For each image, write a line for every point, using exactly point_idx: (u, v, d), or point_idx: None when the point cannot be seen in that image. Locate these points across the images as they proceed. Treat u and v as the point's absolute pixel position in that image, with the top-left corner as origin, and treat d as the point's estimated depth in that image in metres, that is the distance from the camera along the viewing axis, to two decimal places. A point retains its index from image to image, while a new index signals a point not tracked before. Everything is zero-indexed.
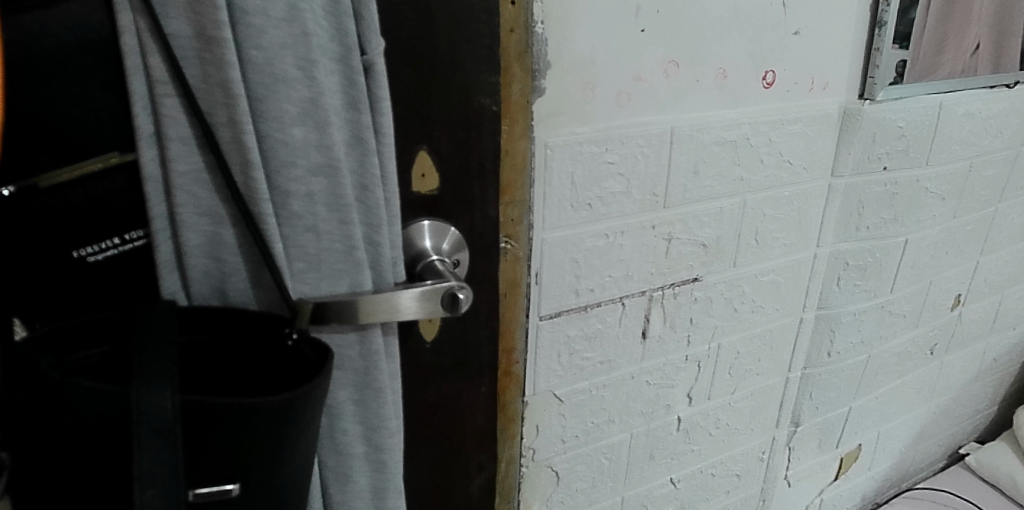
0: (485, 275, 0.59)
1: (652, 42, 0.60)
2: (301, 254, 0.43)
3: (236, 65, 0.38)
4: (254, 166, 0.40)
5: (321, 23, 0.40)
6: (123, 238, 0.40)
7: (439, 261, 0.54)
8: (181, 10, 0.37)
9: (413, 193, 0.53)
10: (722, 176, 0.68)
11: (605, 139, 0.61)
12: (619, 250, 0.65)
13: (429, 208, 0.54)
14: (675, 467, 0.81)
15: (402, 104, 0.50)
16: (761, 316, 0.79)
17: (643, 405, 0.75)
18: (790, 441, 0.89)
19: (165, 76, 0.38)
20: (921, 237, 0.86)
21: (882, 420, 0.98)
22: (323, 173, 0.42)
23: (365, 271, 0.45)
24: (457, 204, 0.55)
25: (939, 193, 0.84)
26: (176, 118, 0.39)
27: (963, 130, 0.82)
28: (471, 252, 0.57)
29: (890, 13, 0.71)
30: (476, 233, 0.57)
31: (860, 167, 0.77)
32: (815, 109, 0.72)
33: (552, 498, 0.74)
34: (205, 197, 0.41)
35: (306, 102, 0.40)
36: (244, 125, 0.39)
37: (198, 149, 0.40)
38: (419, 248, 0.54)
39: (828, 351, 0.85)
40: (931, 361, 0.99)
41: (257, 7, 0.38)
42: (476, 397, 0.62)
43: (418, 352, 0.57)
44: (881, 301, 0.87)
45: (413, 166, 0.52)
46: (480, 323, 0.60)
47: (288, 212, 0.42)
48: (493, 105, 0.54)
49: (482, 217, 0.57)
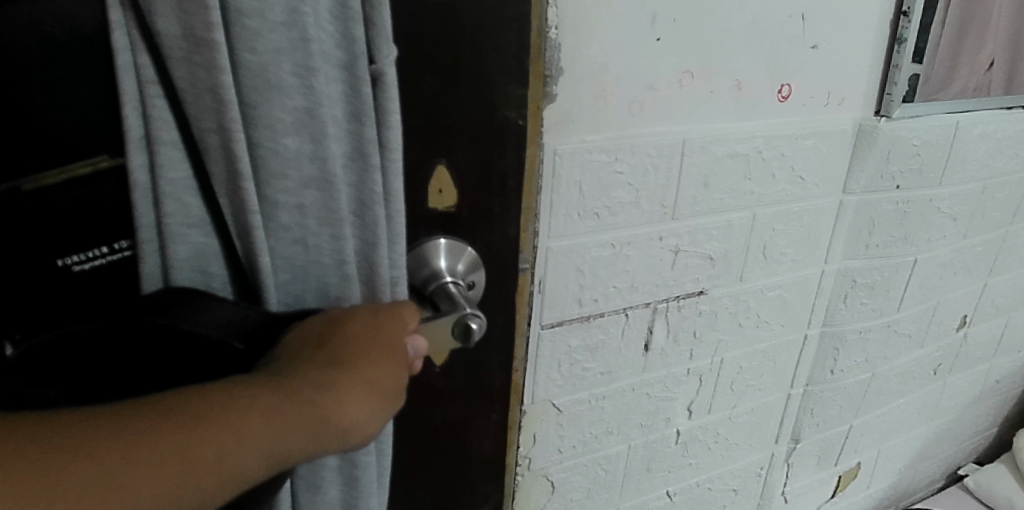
0: (502, 299, 0.58)
1: (668, 51, 0.59)
2: (287, 264, 0.43)
3: (227, 70, 0.37)
4: (243, 176, 0.39)
5: (324, 27, 0.39)
6: (111, 247, 0.39)
7: (453, 284, 0.53)
8: (171, 8, 0.36)
9: (430, 209, 0.52)
10: (732, 190, 0.67)
11: (616, 147, 0.59)
12: (625, 261, 0.64)
13: (446, 225, 0.53)
14: (672, 481, 0.80)
15: (422, 117, 0.49)
16: (765, 332, 0.78)
17: (642, 417, 0.74)
18: (788, 458, 0.88)
19: (156, 78, 0.37)
20: (930, 257, 0.84)
21: (882, 439, 0.97)
22: (315, 185, 0.41)
23: (354, 286, 0.45)
24: (475, 221, 0.54)
25: (951, 213, 0.83)
26: (166, 122, 0.38)
27: (978, 151, 0.81)
28: (486, 271, 0.56)
29: (911, 29, 0.69)
30: (494, 252, 0.56)
31: (872, 185, 0.76)
32: (830, 124, 0.71)
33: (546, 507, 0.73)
34: (193, 207, 0.41)
35: (301, 111, 0.39)
36: (234, 133, 0.38)
37: (187, 156, 0.40)
38: (435, 267, 0.53)
39: (831, 368, 0.84)
40: (934, 381, 0.98)
41: (253, 9, 0.36)
42: (485, 423, 0.62)
43: (428, 374, 0.57)
44: (886, 320, 0.85)
45: (431, 182, 0.51)
46: (494, 348, 0.59)
47: (277, 223, 0.41)
48: (520, 118, 0.52)
49: (502, 237, 0.56)
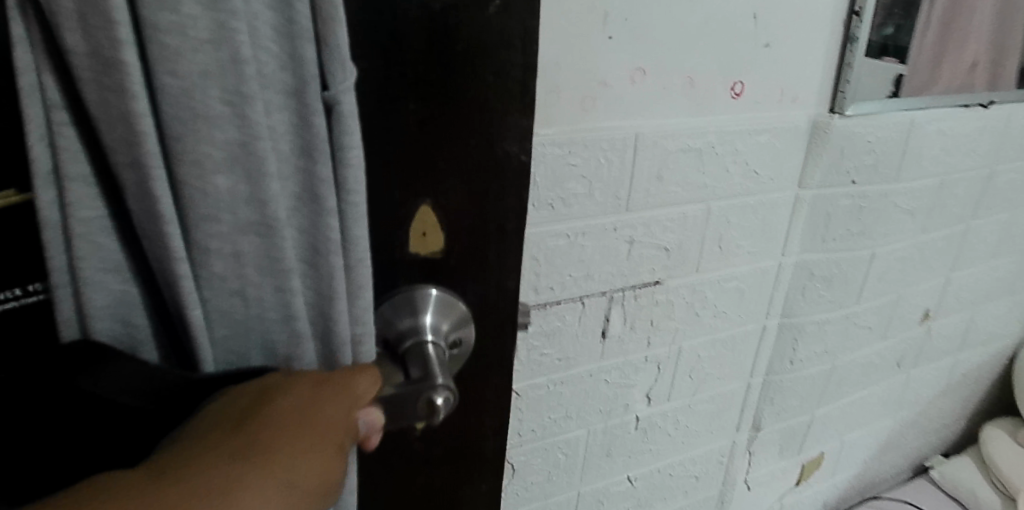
0: (493, 356, 0.51)
1: (619, 48, 0.61)
2: (225, 319, 0.38)
3: (140, 96, 0.32)
4: (164, 220, 0.34)
5: (266, 41, 0.35)
6: (23, 289, 0.37)
7: (434, 343, 0.45)
8: (73, 19, 0.31)
9: (411, 254, 0.45)
10: (686, 182, 0.69)
11: (570, 140, 0.62)
12: (580, 251, 0.67)
13: (431, 271, 0.46)
14: (632, 466, 0.83)
15: (407, 154, 0.42)
16: (723, 322, 0.80)
17: (601, 404, 0.77)
18: (750, 446, 0.91)
19: (60, 104, 0.33)
20: (888, 251, 0.87)
21: (846, 429, 0.99)
22: (255, 229, 0.36)
23: (306, 342, 0.40)
24: (468, 269, 0.47)
25: (908, 208, 0.85)
26: (74, 155, 0.34)
27: (934, 147, 0.83)
28: (478, 327, 0.49)
29: (862, 29, 0.72)
30: (489, 306, 0.49)
31: (828, 180, 0.78)
32: (782, 120, 0.73)
33: (506, 490, 0.76)
34: (112, 251, 0.36)
35: (236, 144, 0.34)
36: (151, 170, 0.33)
37: (101, 193, 0.35)
38: (418, 318, 0.45)
39: (790, 359, 0.86)
40: (897, 373, 1.00)
41: (172, 23, 0.31)
42: (473, 494, 0.55)
43: (406, 442, 0.50)
44: (846, 312, 0.87)
45: (414, 222, 0.44)
46: (486, 415, 0.53)
47: (209, 273, 0.36)
48: (522, 153, 0.45)
49: (497, 285, 0.49)
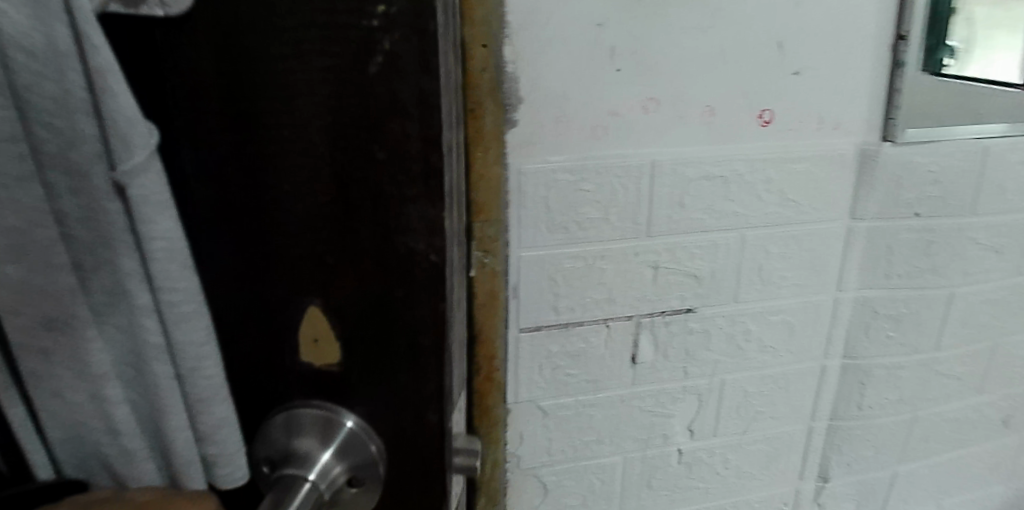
0: (419, 491, 0.45)
1: (629, 80, 0.65)
2: (54, 417, 0.41)
3: None
4: None
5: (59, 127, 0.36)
6: None
7: (311, 485, 0.41)
8: None
9: (304, 363, 0.42)
10: (712, 210, 0.70)
11: (580, 167, 0.66)
12: (599, 273, 0.70)
13: (334, 384, 0.43)
14: (677, 502, 0.82)
15: (286, 238, 0.39)
16: (772, 358, 0.78)
17: (637, 431, 0.77)
18: (817, 496, 0.85)
19: None
20: (971, 292, 0.80)
21: (943, 493, 0.90)
22: (54, 323, 0.39)
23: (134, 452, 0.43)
24: (375, 387, 0.43)
25: (993, 245, 0.78)
26: None
27: (1019, 178, 0.76)
28: (392, 460, 0.44)
29: (909, 52, 0.69)
30: (406, 433, 0.43)
31: (884, 211, 0.74)
32: (822, 148, 0.71)
33: (539, 508, 0.78)
34: None
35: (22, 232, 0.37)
36: None
37: None
38: (310, 447, 0.43)
39: (857, 404, 0.81)
40: (1005, 434, 0.89)
41: None
42: None
43: None
44: (923, 358, 0.81)
45: (302, 327, 0.41)
46: None
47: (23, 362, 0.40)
48: (425, 255, 0.39)
49: (415, 414, 0.43)
